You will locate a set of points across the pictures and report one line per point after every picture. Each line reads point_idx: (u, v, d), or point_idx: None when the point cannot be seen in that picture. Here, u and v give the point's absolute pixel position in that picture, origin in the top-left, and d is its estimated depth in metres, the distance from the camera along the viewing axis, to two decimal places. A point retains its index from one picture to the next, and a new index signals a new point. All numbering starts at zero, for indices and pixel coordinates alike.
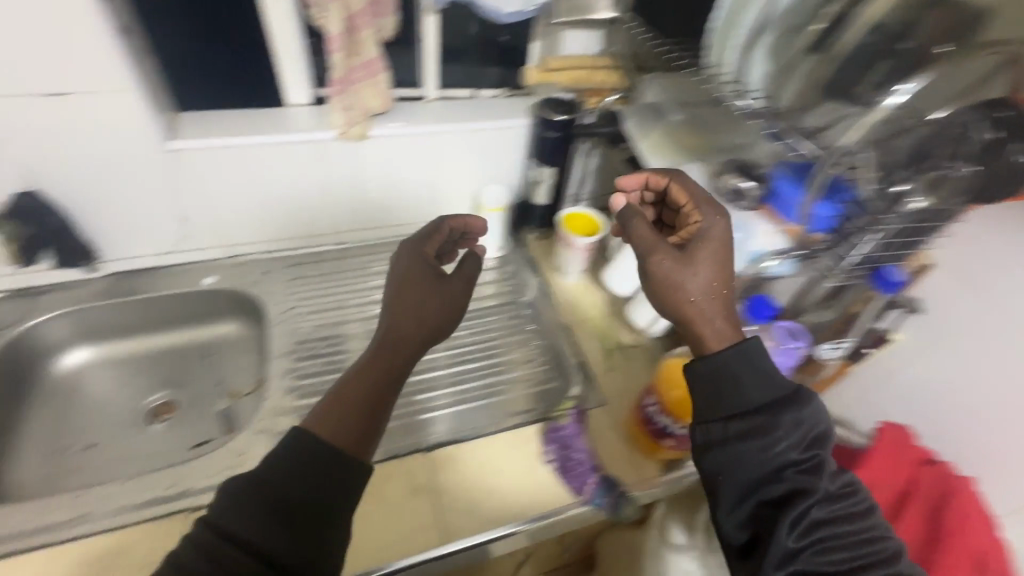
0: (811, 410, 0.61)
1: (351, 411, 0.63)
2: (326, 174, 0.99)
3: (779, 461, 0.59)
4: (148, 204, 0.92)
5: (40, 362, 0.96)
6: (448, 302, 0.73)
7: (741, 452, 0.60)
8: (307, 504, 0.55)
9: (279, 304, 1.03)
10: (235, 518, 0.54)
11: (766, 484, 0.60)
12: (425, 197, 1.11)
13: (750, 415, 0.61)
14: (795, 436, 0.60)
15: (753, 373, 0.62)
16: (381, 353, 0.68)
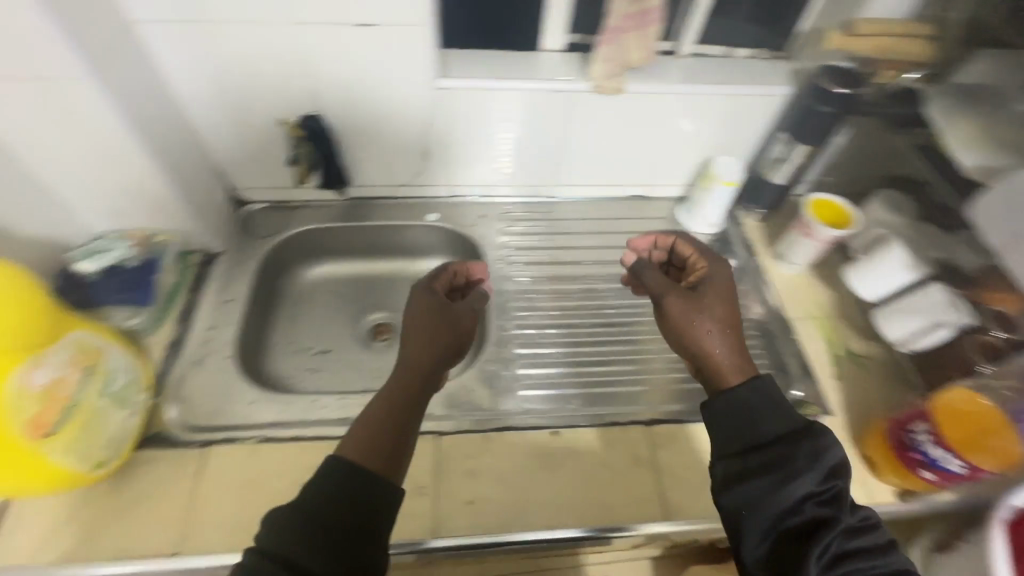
0: (825, 443, 0.58)
1: (371, 427, 0.62)
2: (563, 126, 0.98)
3: (799, 503, 0.55)
4: (402, 138, 0.96)
5: (288, 269, 1.07)
6: (440, 325, 0.71)
7: (770, 490, 0.56)
8: (330, 510, 0.54)
9: (495, 248, 1.06)
10: (281, 540, 0.52)
11: (795, 531, 0.55)
12: (645, 161, 1.08)
13: (765, 447, 0.58)
14: (811, 474, 0.56)
15: (770, 410, 0.60)
16: (402, 374, 0.67)
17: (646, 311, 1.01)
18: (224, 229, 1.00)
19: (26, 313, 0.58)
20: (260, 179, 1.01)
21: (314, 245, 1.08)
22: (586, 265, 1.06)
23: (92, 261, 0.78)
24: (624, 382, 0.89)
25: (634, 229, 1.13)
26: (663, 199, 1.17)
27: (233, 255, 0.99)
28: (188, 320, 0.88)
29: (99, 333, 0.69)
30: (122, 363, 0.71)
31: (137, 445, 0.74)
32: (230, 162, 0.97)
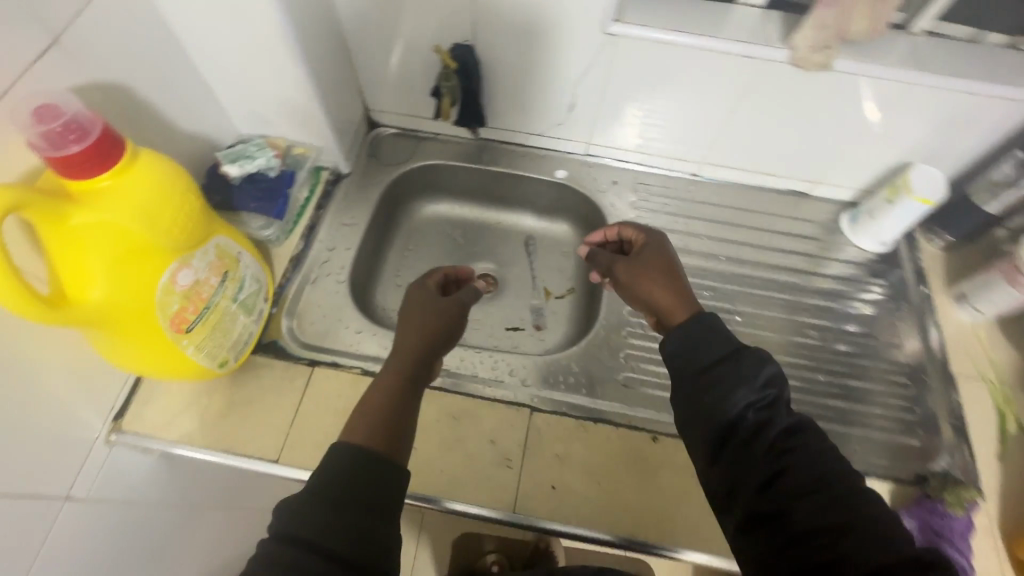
0: (754, 357, 0.57)
1: (373, 404, 0.61)
2: (737, 99, 0.85)
3: (745, 407, 0.55)
4: (552, 84, 0.88)
5: (406, 202, 1.06)
6: (435, 312, 0.72)
7: (716, 394, 0.56)
8: (348, 487, 0.51)
9: (622, 220, 0.98)
10: (300, 522, 0.48)
11: (742, 437, 0.54)
12: (819, 154, 0.92)
13: (715, 365, 0.58)
14: (748, 373, 0.56)
15: (710, 335, 0.60)
16: (395, 361, 0.67)
17: (775, 326, 0.90)
18: (354, 150, 0.99)
19: (184, 217, 0.59)
20: (396, 104, 0.99)
21: (434, 181, 1.05)
22: (718, 260, 0.95)
23: (241, 164, 0.79)
24: None
25: (784, 231, 0.99)
26: (826, 201, 1.01)
27: (359, 178, 0.99)
28: (311, 236, 0.90)
29: (235, 241, 0.70)
30: (249, 272, 0.72)
31: (254, 349, 0.77)
32: (372, 83, 0.94)
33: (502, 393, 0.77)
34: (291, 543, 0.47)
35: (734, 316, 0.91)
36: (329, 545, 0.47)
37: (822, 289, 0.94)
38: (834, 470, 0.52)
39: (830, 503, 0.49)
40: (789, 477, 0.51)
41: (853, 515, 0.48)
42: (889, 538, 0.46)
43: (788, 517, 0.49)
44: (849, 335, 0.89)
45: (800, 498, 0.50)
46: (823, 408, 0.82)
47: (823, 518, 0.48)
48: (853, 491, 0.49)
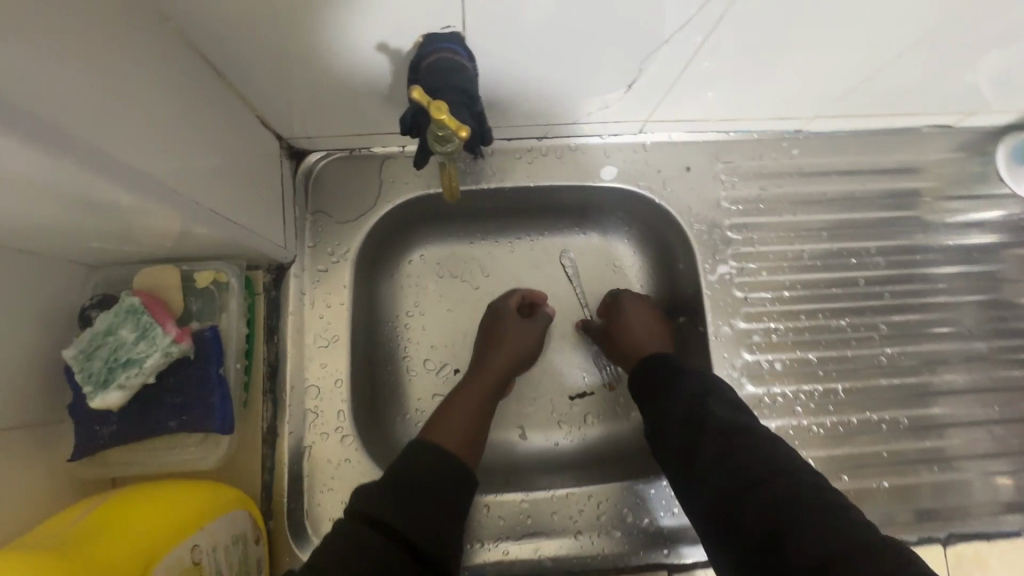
0: (705, 376, 0.54)
1: (466, 416, 0.61)
2: (914, 38, 0.51)
3: (687, 417, 0.51)
4: (602, 64, 0.51)
5: (386, 255, 0.71)
6: (531, 335, 0.68)
7: (665, 411, 0.53)
8: (427, 482, 0.52)
9: (708, 229, 0.68)
10: (386, 507, 0.48)
11: (689, 447, 0.49)
12: (1001, 83, 0.61)
13: (672, 380, 0.55)
14: (687, 388, 0.53)
15: (671, 368, 0.57)
16: (486, 378, 0.64)
17: (932, 339, 0.68)
18: (290, 214, 0.62)
19: None
20: (333, 124, 0.59)
21: (419, 214, 0.70)
22: (846, 259, 0.69)
23: (122, 384, 0.44)
24: (907, 469, 0.64)
25: (922, 193, 0.71)
26: (974, 133, 0.72)
27: (311, 255, 0.63)
28: (281, 387, 0.59)
29: (176, 551, 0.41)
30: (221, 557, 0.45)
31: None
32: (286, 107, 0.54)
33: (620, 554, 0.59)
34: (375, 530, 0.46)
35: (883, 350, 0.67)
36: (408, 535, 0.47)
37: (977, 270, 0.71)
38: (784, 460, 0.45)
39: (775, 492, 0.43)
40: (731, 471, 0.45)
41: (796, 507, 0.41)
42: (837, 528, 0.39)
43: (736, 515, 0.43)
44: (1016, 327, 0.70)
45: (746, 495, 0.43)
46: (1003, 444, 0.66)
47: (770, 511, 0.42)
48: (799, 481, 0.43)
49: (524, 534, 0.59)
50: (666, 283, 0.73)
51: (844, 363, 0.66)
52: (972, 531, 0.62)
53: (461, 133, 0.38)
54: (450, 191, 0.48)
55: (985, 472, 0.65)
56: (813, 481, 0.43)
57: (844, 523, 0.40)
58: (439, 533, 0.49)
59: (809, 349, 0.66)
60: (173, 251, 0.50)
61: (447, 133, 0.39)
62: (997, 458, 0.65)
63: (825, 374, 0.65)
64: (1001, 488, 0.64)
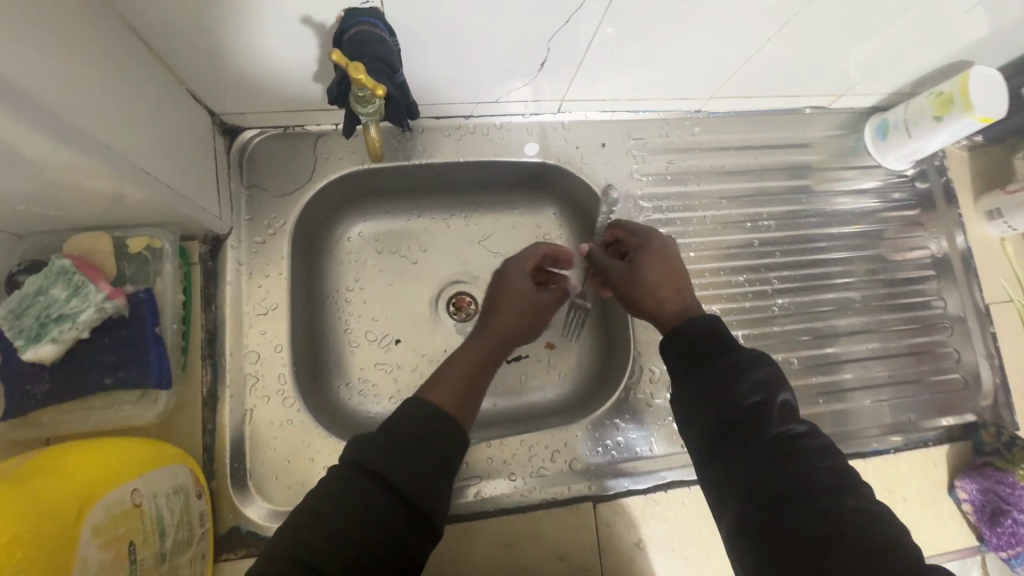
0: (757, 361, 0.49)
1: (460, 370, 0.61)
2: (775, 27, 0.60)
3: (743, 407, 0.46)
4: (513, 45, 0.57)
5: (323, 231, 0.74)
6: (531, 302, 0.68)
7: (710, 386, 0.48)
8: (423, 438, 0.50)
9: (623, 199, 0.75)
10: (387, 461, 0.47)
11: (733, 437, 0.46)
12: (858, 67, 0.71)
13: (720, 357, 0.49)
14: (746, 370, 0.48)
15: (717, 342, 0.50)
16: (485, 341, 0.64)
17: (815, 291, 0.79)
18: (225, 187, 0.64)
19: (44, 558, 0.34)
20: (264, 100, 0.61)
21: (355, 190, 0.73)
22: (743, 223, 0.79)
23: (55, 337, 0.46)
24: (797, 403, 0.73)
25: (807, 165, 0.82)
26: (845, 113, 0.83)
27: (248, 227, 0.65)
28: (220, 352, 0.61)
29: (118, 493, 0.42)
30: (162, 503, 0.47)
31: (214, 556, 0.56)
32: (216, 81, 0.56)
33: (553, 491, 0.64)
34: (373, 481, 0.46)
35: (776, 300, 0.77)
36: (398, 486, 0.46)
37: (852, 231, 0.82)
38: (835, 477, 0.43)
39: (823, 509, 0.41)
40: (782, 479, 0.43)
41: (849, 528, 0.40)
42: (892, 558, 0.38)
43: (778, 523, 0.41)
44: (885, 279, 0.81)
45: (794, 505, 0.42)
46: (875, 378, 0.77)
47: (821, 528, 0.40)
48: (854, 504, 0.41)
49: (464, 479, 0.64)
50: None
51: (743, 314, 0.76)
52: (852, 451, 0.72)
53: (377, 91, 0.44)
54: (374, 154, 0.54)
55: (861, 403, 0.75)
56: (865, 503, 0.42)
57: (898, 554, 0.38)
58: (433, 490, 0.48)
59: (713, 302, 0.75)
60: (103, 217, 0.52)
61: (370, 91, 0.45)
62: (871, 389, 0.76)
63: (727, 323, 0.75)
64: (874, 414, 0.75)
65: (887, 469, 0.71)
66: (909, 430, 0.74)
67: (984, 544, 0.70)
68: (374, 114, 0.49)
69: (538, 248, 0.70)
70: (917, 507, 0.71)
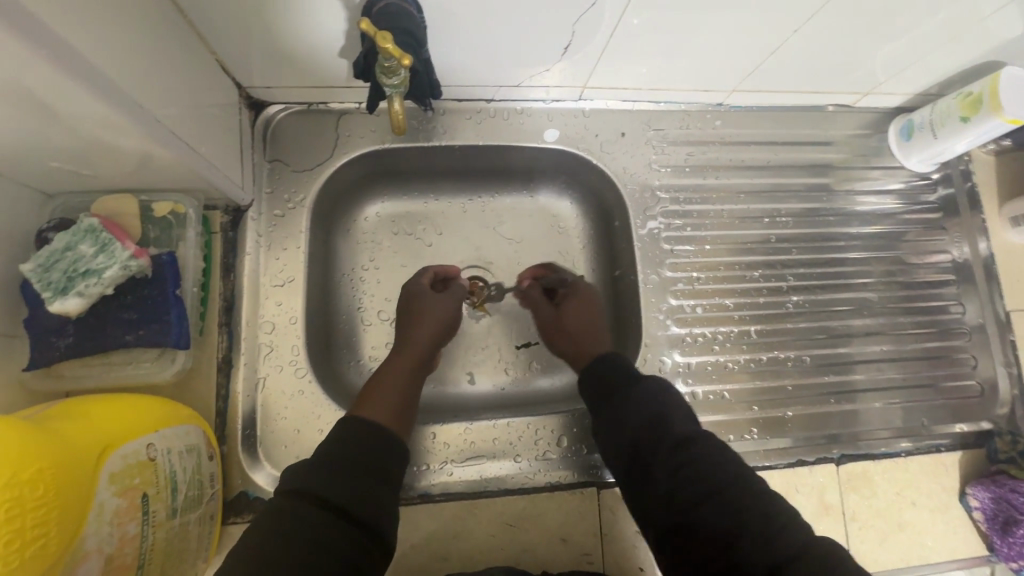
0: (652, 384, 0.55)
1: (394, 389, 0.59)
2: (800, 20, 0.59)
3: (638, 431, 0.51)
4: (539, 29, 0.57)
5: (341, 209, 0.75)
6: (449, 307, 0.68)
7: (620, 415, 0.53)
8: (362, 454, 0.50)
9: (640, 189, 0.75)
10: (321, 478, 0.46)
11: (641, 458, 0.50)
12: (885, 66, 0.70)
13: (622, 390, 0.55)
14: (642, 395, 0.54)
15: (622, 376, 0.57)
16: (411, 351, 0.63)
17: (830, 290, 0.78)
18: (248, 160, 0.65)
19: (60, 490, 0.35)
20: (288, 75, 0.62)
21: (374, 169, 0.74)
22: (760, 219, 0.79)
23: (81, 292, 0.48)
24: (807, 401, 0.73)
25: (830, 163, 0.81)
26: (870, 113, 0.82)
27: (268, 201, 0.67)
28: (236, 320, 0.62)
29: (132, 445, 0.43)
30: (175, 460, 0.47)
31: (222, 518, 0.57)
32: (243, 54, 0.57)
33: (557, 474, 0.64)
34: (307, 499, 0.45)
35: (791, 298, 0.77)
36: (342, 503, 0.45)
37: (872, 232, 0.81)
38: (732, 471, 0.47)
39: (720, 504, 0.45)
40: (683, 485, 0.47)
41: (746, 515, 0.44)
42: (786, 538, 0.42)
43: (688, 527, 0.45)
44: (903, 282, 0.80)
45: (698, 509, 0.45)
46: (888, 380, 0.76)
47: (723, 521, 0.44)
48: (749, 492, 0.45)
49: (468, 458, 0.64)
50: (604, 240, 0.79)
51: (756, 309, 0.76)
52: (862, 453, 0.71)
53: (403, 62, 0.44)
54: (397, 126, 0.54)
55: (873, 405, 0.74)
56: (759, 488, 0.46)
57: (792, 532, 0.42)
58: (377, 503, 0.47)
59: (726, 296, 0.75)
60: (131, 181, 0.53)
61: (395, 59, 0.46)
62: (883, 392, 0.75)
63: (740, 318, 0.75)
64: (885, 416, 0.74)
65: (897, 472, 0.70)
66: (921, 435, 0.73)
67: (994, 553, 0.69)
68: (397, 86, 0.50)
69: (431, 271, 0.71)
70: (926, 511, 0.70)
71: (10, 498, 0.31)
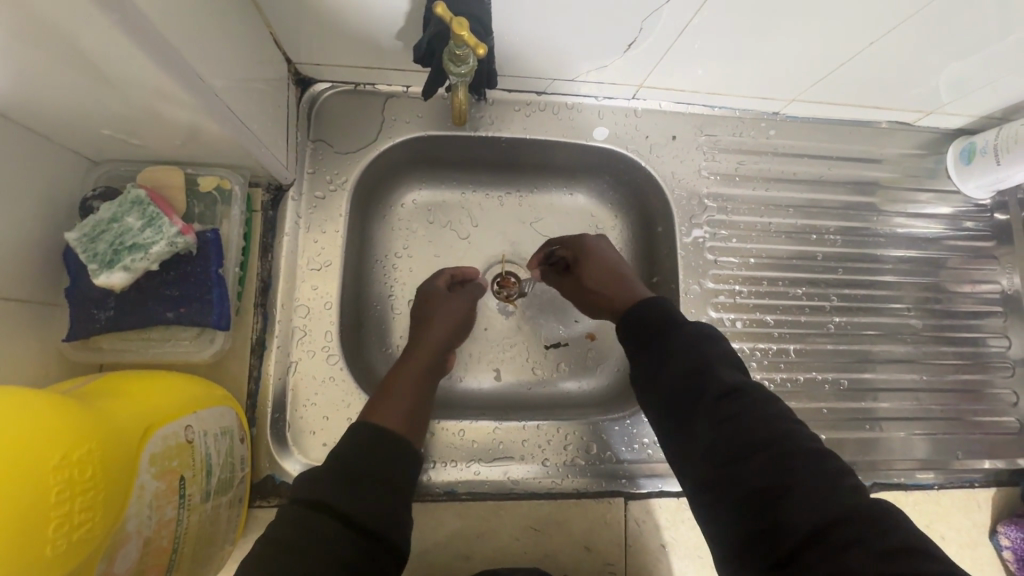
0: (698, 329, 0.50)
1: (407, 394, 0.58)
2: (874, 34, 0.57)
3: (683, 375, 0.47)
4: (604, 24, 0.55)
5: (380, 194, 0.73)
6: (463, 307, 0.67)
7: (664, 361, 0.49)
8: (372, 466, 0.49)
9: (687, 195, 0.73)
10: (334, 489, 0.45)
11: (684, 405, 0.46)
12: (951, 87, 0.68)
13: (665, 334, 0.51)
14: (685, 340, 0.49)
15: (665, 320, 0.53)
16: (424, 352, 0.62)
17: (873, 314, 0.76)
18: (293, 137, 0.63)
19: (105, 469, 0.34)
20: (341, 54, 0.60)
21: (416, 155, 0.72)
22: (808, 235, 0.76)
23: (127, 266, 0.47)
24: (838, 425, 0.71)
25: (876, 181, 0.79)
26: (929, 133, 0.79)
27: (310, 181, 0.65)
28: (272, 302, 0.61)
29: (172, 424, 0.42)
30: (210, 442, 0.47)
31: (249, 501, 0.57)
32: (298, 28, 0.56)
33: (583, 482, 0.63)
34: (319, 511, 0.44)
35: (832, 318, 0.75)
36: (348, 511, 0.45)
37: (920, 257, 0.79)
38: (784, 425, 0.42)
39: (768, 458, 0.41)
40: (730, 437, 0.43)
41: (797, 472, 0.39)
42: (838, 496, 0.38)
43: (729, 480, 0.42)
44: (949, 311, 0.78)
45: (742, 460, 0.41)
46: (923, 410, 0.74)
47: (766, 477, 0.40)
48: (803, 449, 0.41)
49: (495, 457, 0.63)
50: (642, 245, 0.78)
51: (796, 327, 0.74)
52: (893, 482, 0.70)
53: (477, 51, 0.43)
54: (457, 111, 0.58)
55: (907, 433, 0.73)
56: (810, 445, 0.41)
57: (850, 495, 0.38)
58: (389, 514, 0.47)
59: (767, 312, 0.74)
60: (179, 154, 0.52)
61: (467, 51, 0.47)
62: (915, 421, 0.74)
63: (779, 335, 0.73)
64: (918, 446, 0.72)
65: (928, 504, 0.69)
66: (952, 468, 0.72)
67: None
68: (463, 77, 0.51)
69: (444, 273, 0.69)
70: (955, 547, 0.68)
71: (60, 480, 0.30)
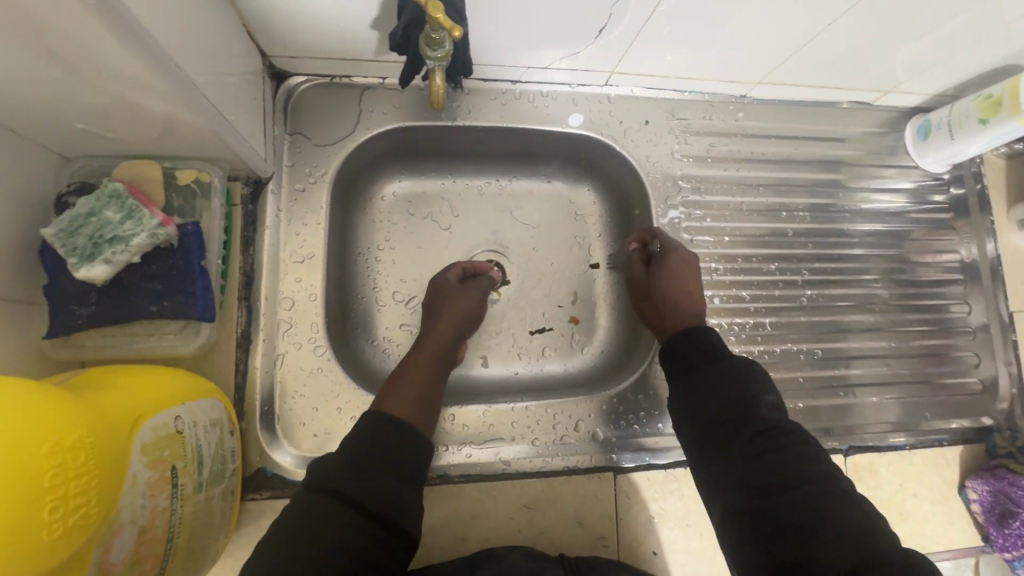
0: (742, 362, 0.52)
1: (415, 383, 0.58)
2: (832, 16, 0.59)
3: (725, 407, 0.49)
4: (575, 11, 0.56)
5: (359, 187, 0.73)
6: (472, 300, 0.67)
7: (705, 389, 0.51)
8: (382, 453, 0.49)
9: (661, 178, 0.75)
10: (343, 475, 0.46)
11: (722, 434, 0.48)
12: (906, 66, 0.71)
13: (711, 363, 0.52)
14: (730, 373, 0.51)
15: (707, 349, 0.54)
16: (436, 342, 0.63)
17: (843, 286, 0.79)
18: (270, 131, 0.63)
19: (97, 457, 0.34)
20: (315, 46, 0.61)
21: (395, 147, 0.73)
22: (778, 212, 0.79)
23: (108, 259, 0.47)
24: (815, 394, 0.74)
25: (842, 159, 0.82)
26: (888, 111, 0.83)
27: (288, 174, 0.65)
28: (255, 295, 0.61)
29: (161, 415, 0.42)
30: (200, 433, 0.47)
31: (241, 494, 0.57)
32: (271, 20, 0.55)
33: (574, 459, 0.65)
34: (328, 496, 0.45)
35: (804, 291, 0.78)
36: (359, 499, 0.45)
37: (884, 229, 0.82)
38: (819, 467, 0.44)
39: (803, 497, 0.42)
40: (767, 472, 0.44)
41: (832, 514, 0.41)
42: (869, 541, 0.39)
43: (762, 513, 0.43)
44: (914, 280, 0.82)
45: (777, 497, 0.43)
46: (892, 375, 0.78)
47: (801, 514, 0.41)
48: (838, 494, 0.42)
49: (486, 439, 0.64)
50: (621, 228, 0.80)
51: (771, 301, 0.77)
52: (869, 445, 0.72)
53: (454, 33, 0.45)
54: (436, 100, 0.56)
55: (878, 398, 0.76)
56: (846, 490, 0.43)
57: (881, 541, 0.39)
58: (394, 499, 0.47)
59: (742, 288, 0.76)
60: (156, 148, 0.52)
61: (444, 33, 0.49)
62: (885, 386, 0.77)
63: (755, 310, 0.76)
64: (889, 409, 0.76)
65: (901, 464, 0.72)
66: (922, 430, 0.75)
67: (989, 543, 0.72)
68: (442, 61, 0.51)
69: (451, 268, 0.70)
70: (926, 503, 0.72)
71: (53, 465, 0.30)
